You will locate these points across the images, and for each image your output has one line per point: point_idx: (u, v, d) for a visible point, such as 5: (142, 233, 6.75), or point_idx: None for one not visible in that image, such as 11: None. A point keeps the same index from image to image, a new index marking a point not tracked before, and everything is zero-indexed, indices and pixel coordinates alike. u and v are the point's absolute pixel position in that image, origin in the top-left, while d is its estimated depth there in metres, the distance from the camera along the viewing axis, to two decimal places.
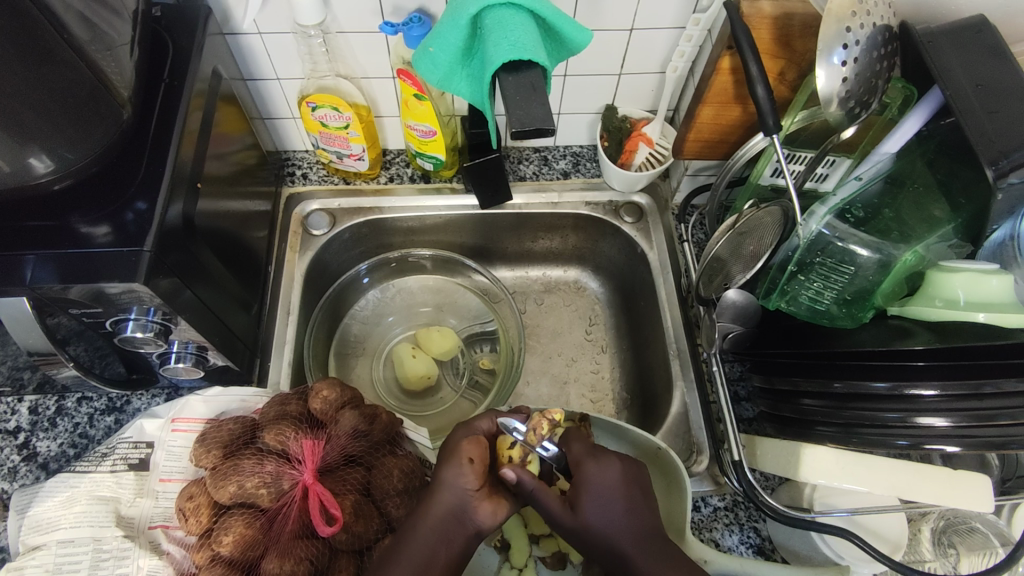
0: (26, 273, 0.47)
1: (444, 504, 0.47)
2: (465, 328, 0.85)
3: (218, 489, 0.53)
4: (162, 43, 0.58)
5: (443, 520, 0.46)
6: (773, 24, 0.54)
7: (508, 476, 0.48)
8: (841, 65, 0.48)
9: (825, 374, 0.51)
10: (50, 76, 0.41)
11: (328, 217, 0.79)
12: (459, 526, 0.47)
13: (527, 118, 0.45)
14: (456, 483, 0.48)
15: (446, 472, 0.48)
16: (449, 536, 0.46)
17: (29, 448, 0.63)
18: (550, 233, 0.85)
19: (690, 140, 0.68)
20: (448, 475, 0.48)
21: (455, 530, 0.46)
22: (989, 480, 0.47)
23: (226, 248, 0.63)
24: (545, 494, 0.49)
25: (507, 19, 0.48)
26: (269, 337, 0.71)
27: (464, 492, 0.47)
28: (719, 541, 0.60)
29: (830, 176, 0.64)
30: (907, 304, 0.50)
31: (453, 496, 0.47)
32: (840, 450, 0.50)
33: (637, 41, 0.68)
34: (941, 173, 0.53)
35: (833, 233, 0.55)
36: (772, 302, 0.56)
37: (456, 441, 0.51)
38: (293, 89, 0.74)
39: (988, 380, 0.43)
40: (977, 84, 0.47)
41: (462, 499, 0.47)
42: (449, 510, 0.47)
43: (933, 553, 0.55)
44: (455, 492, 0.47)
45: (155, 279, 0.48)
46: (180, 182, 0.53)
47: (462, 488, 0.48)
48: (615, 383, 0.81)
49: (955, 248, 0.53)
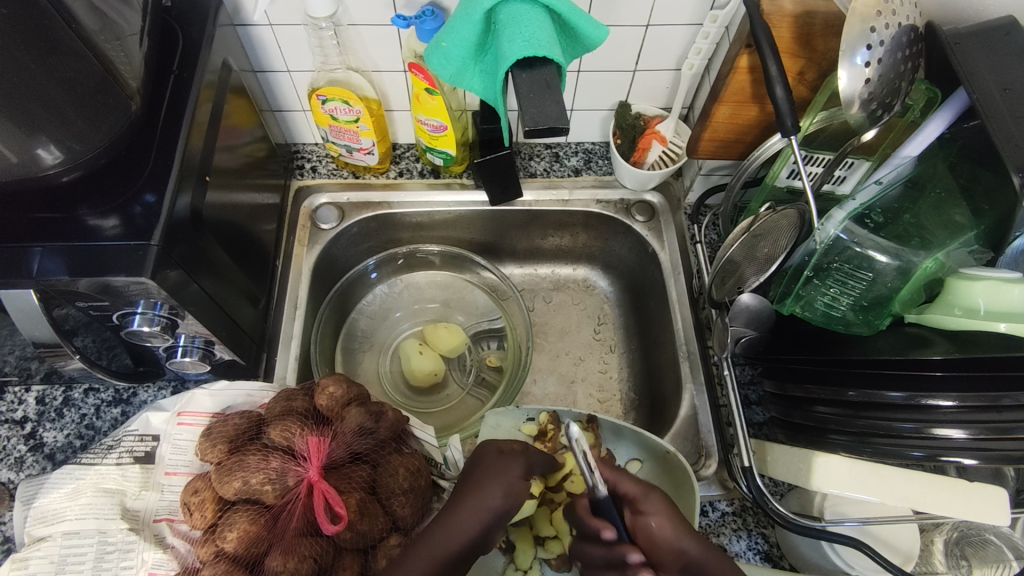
0: (34, 265, 0.47)
1: (474, 515, 0.46)
2: (472, 325, 0.84)
3: (223, 485, 0.53)
4: (172, 34, 0.57)
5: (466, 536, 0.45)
6: (794, 22, 0.53)
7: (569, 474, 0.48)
8: (864, 65, 0.47)
9: (840, 381, 0.50)
10: (59, 65, 0.41)
11: (337, 211, 0.79)
12: (477, 541, 0.45)
13: (540, 116, 0.44)
14: (496, 503, 0.47)
15: (487, 493, 0.47)
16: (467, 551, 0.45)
17: (36, 438, 0.63)
18: (560, 231, 0.84)
19: (705, 139, 0.67)
20: (491, 497, 0.47)
21: (470, 545, 0.45)
22: (1003, 490, 0.46)
23: (233, 241, 0.63)
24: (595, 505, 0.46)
25: (522, 14, 0.47)
26: (276, 331, 0.71)
27: (495, 514, 0.46)
28: (726, 546, 0.59)
29: (848, 179, 0.63)
30: (925, 311, 0.50)
31: (481, 516, 0.46)
32: (853, 459, 0.49)
33: (654, 38, 0.66)
34: (963, 177, 0.51)
35: (851, 238, 0.54)
36: (786, 307, 0.55)
37: (502, 466, 0.49)
38: (304, 82, 0.73)
39: (1005, 393, 0.42)
40: (1005, 88, 0.46)
41: (490, 523, 0.46)
42: (476, 525, 0.45)
43: (945, 565, 0.54)
44: (488, 513, 0.46)
45: (162, 272, 0.48)
46: (188, 173, 0.53)
47: (495, 511, 0.46)
48: (623, 383, 0.80)
49: (976, 254, 0.51)
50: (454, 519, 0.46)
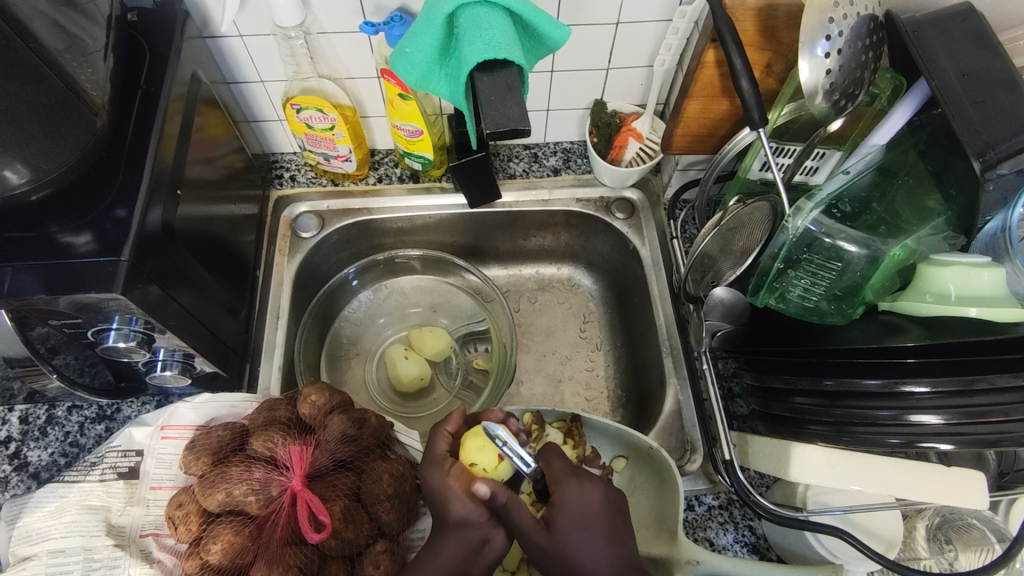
0: (6, 285, 0.46)
1: (458, 540, 0.46)
2: (458, 328, 0.85)
3: (206, 497, 0.52)
4: (139, 48, 0.57)
5: (458, 556, 0.46)
6: (757, 16, 0.53)
7: (478, 489, 0.48)
8: (824, 57, 0.47)
9: (816, 371, 0.51)
10: (21, 88, 0.41)
11: (317, 219, 0.79)
12: (476, 558, 0.46)
13: (502, 118, 0.44)
14: (465, 519, 0.47)
15: (445, 510, 0.47)
16: (466, 568, 0.46)
17: (20, 458, 0.63)
18: (541, 231, 0.84)
19: (678, 135, 0.67)
20: (455, 514, 0.47)
21: (472, 567, 0.46)
22: (983, 477, 0.47)
23: (211, 253, 0.62)
24: (519, 508, 0.47)
25: (482, 17, 0.48)
26: (260, 341, 0.71)
27: (472, 523, 0.47)
28: (713, 540, 0.59)
29: (821, 168, 0.62)
30: (898, 299, 0.49)
31: (463, 533, 0.47)
32: (831, 449, 0.50)
33: (624, 35, 0.66)
34: (933, 164, 0.51)
35: (819, 229, 0.54)
36: (760, 299, 0.55)
37: (439, 474, 0.49)
38: (277, 92, 0.73)
39: (980, 376, 0.43)
40: (963, 74, 0.46)
41: (474, 531, 0.47)
42: (463, 544, 0.46)
43: (929, 551, 0.54)
44: (467, 528, 0.47)
45: (137, 288, 0.48)
46: (159, 188, 0.53)
47: (467, 521, 0.47)
48: (610, 380, 0.80)
49: (948, 241, 0.51)
50: (439, 551, 0.46)
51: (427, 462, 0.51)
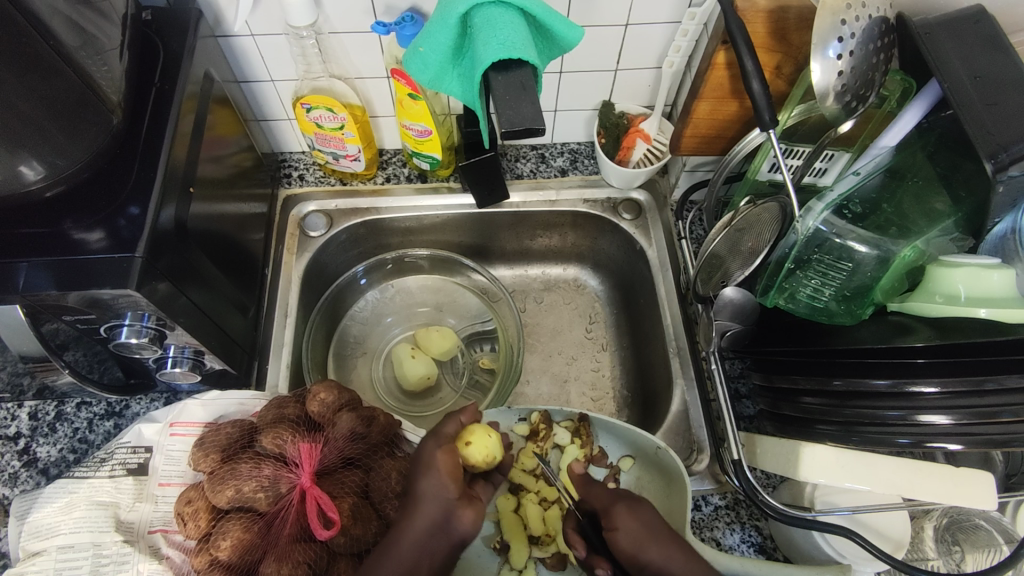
0: (20, 280, 0.47)
1: (424, 515, 0.46)
2: (464, 327, 0.85)
3: (216, 493, 0.53)
4: (152, 47, 0.58)
5: (424, 531, 0.45)
6: (768, 17, 0.53)
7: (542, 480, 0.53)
8: (836, 58, 0.47)
9: (826, 371, 0.51)
10: (40, 84, 0.41)
11: (325, 218, 0.79)
12: (439, 535, 0.45)
13: (517, 118, 0.45)
14: (434, 495, 0.46)
15: (421, 483, 0.47)
16: (432, 547, 0.45)
17: (30, 453, 0.63)
18: (548, 231, 0.84)
19: (687, 136, 0.67)
20: (425, 487, 0.47)
21: (435, 544, 0.45)
22: (991, 477, 0.47)
23: (221, 251, 0.63)
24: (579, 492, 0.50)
25: (496, 17, 0.48)
26: (268, 339, 0.71)
27: (444, 501, 0.46)
28: (720, 540, 0.60)
29: (829, 171, 0.62)
30: (907, 300, 0.50)
31: (432, 507, 0.46)
32: (840, 449, 0.50)
33: (634, 36, 0.67)
34: (942, 166, 0.52)
35: (830, 229, 0.54)
36: (769, 299, 0.56)
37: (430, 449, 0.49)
38: (288, 91, 0.73)
39: (989, 377, 0.43)
40: (976, 76, 0.47)
41: (444, 510, 0.46)
42: (429, 522, 0.45)
43: (936, 552, 0.55)
44: (436, 505, 0.46)
45: (149, 284, 0.48)
46: (172, 185, 0.53)
47: (441, 497, 0.46)
48: (616, 381, 0.81)
49: (957, 242, 0.51)
50: (405, 527, 0.45)
51: (431, 435, 0.52)
